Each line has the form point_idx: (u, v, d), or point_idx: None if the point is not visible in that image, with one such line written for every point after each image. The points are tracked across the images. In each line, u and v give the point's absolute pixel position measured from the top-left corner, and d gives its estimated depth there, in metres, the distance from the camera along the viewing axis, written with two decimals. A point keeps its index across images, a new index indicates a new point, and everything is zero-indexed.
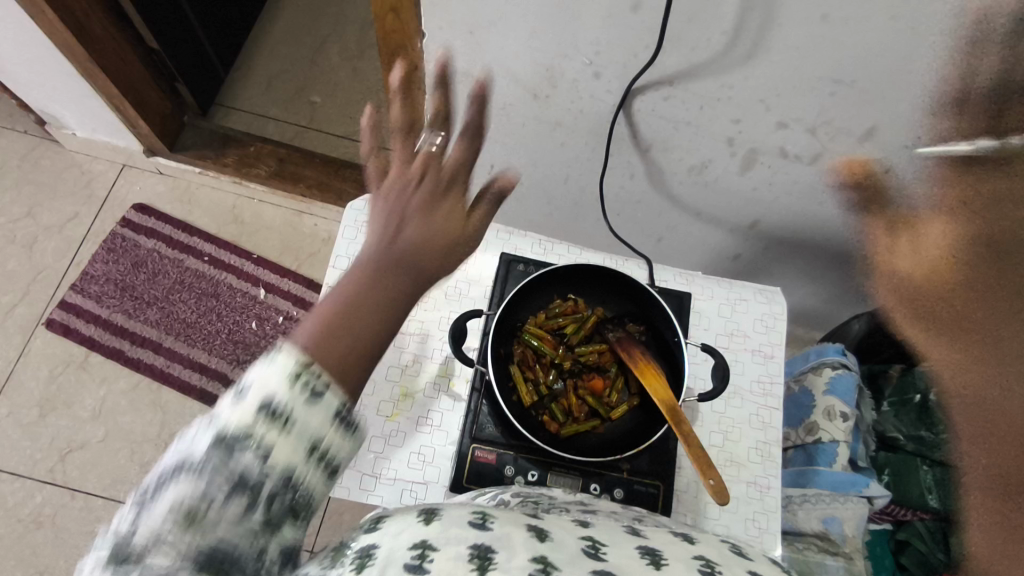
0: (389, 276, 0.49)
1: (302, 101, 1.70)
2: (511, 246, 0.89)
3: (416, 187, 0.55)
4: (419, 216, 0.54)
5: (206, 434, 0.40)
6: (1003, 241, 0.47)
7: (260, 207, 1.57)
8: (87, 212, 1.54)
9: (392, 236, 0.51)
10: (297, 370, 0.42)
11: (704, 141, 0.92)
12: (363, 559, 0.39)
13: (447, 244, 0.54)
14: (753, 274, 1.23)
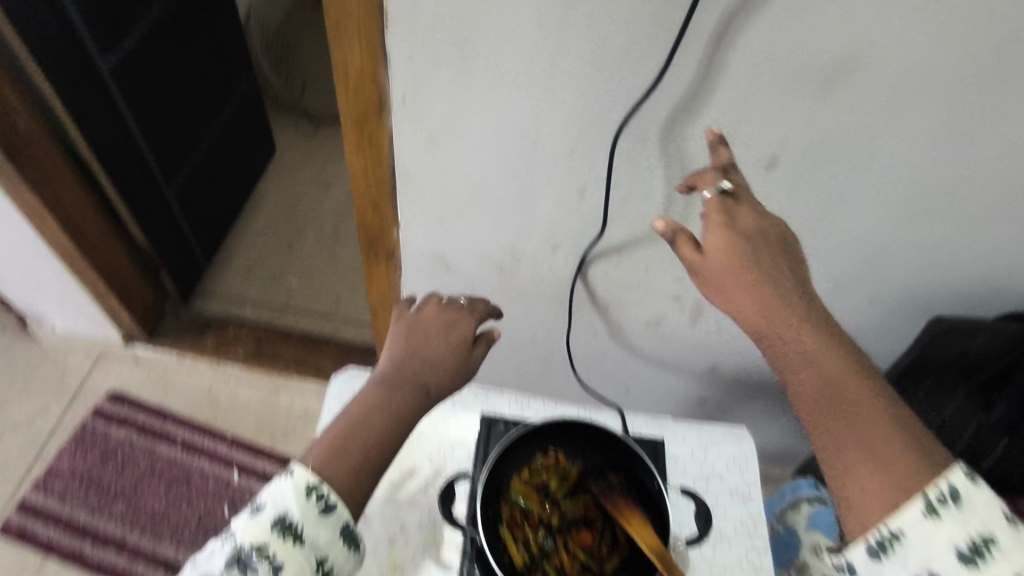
0: (406, 387, 0.66)
1: (280, 285, 1.80)
2: (489, 405, 0.93)
3: (432, 321, 0.73)
4: (433, 339, 0.71)
5: (226, 555, 0.55)
6: (747, 263, 0.62)
7: (236, 388, 1.59)
8: (58, 404, 1.53)
9: (402, 364, 0.68)
10: (307, 490, 0.57)
11: (656, 298, 1.02)
12: None
13: (448, 369, 0.69)
14: (721, 415, 1.29)
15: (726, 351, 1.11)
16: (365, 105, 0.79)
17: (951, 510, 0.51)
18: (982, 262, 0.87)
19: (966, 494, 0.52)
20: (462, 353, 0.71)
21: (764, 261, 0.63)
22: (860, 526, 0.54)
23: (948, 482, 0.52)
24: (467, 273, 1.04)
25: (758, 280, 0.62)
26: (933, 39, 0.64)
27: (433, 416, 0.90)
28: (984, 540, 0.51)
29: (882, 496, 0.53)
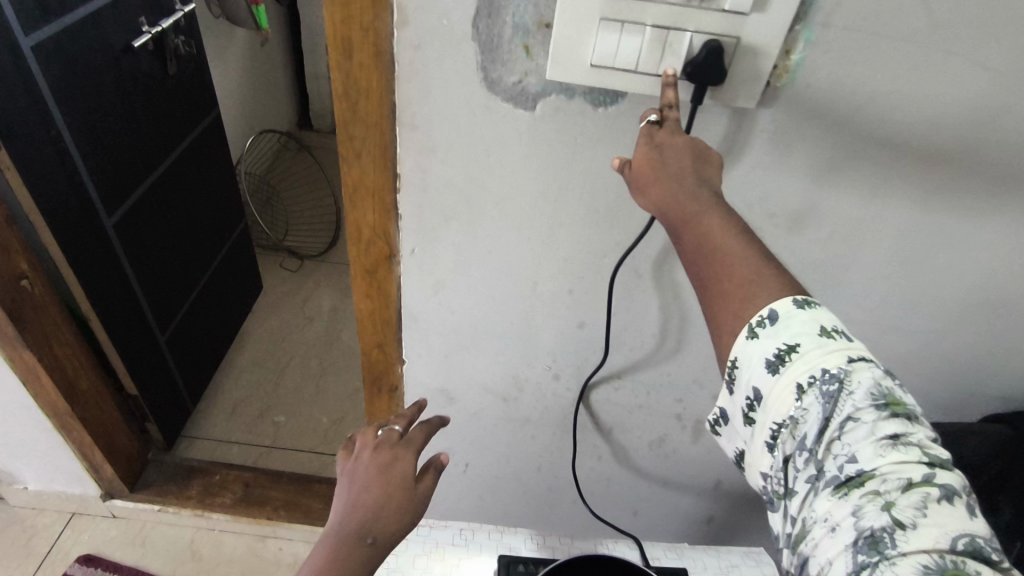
0: (352, 541, 0.61)
1: (267, 423, 1.76)
2: (507, 546, 0.92)
3: (375, 457, 0.68)
4: (373, 482, 0.65)
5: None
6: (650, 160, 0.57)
7: (220, 537, 1.50)
8: (22, 572, 1.41)
9: (348, 514, 0.63)
10: None
11: (657, 419, 1.04)
12: None
13: (393, 511, 0.64)
14: (731, 532, 1.26)
15: (729, 467, 1.12)
16: (375, 255, 0.84)
17: (768, 329, 0.54)
18: (960, 367, 0.92)
19: (784, 314, 0.53)
20: (406, 492, 0.66)
21: (679, 169, 0.57)
22: (719, 355, 0.59)
23: (769, 307, 0.54)
24: (470, 405, 1.05)
25: (668, 185, 0.56)
26: (884, 191, 0.72)
27: (448, 561, 0.89)
28: (791, 349, 0.53)
29: (731, 325, 0.56)
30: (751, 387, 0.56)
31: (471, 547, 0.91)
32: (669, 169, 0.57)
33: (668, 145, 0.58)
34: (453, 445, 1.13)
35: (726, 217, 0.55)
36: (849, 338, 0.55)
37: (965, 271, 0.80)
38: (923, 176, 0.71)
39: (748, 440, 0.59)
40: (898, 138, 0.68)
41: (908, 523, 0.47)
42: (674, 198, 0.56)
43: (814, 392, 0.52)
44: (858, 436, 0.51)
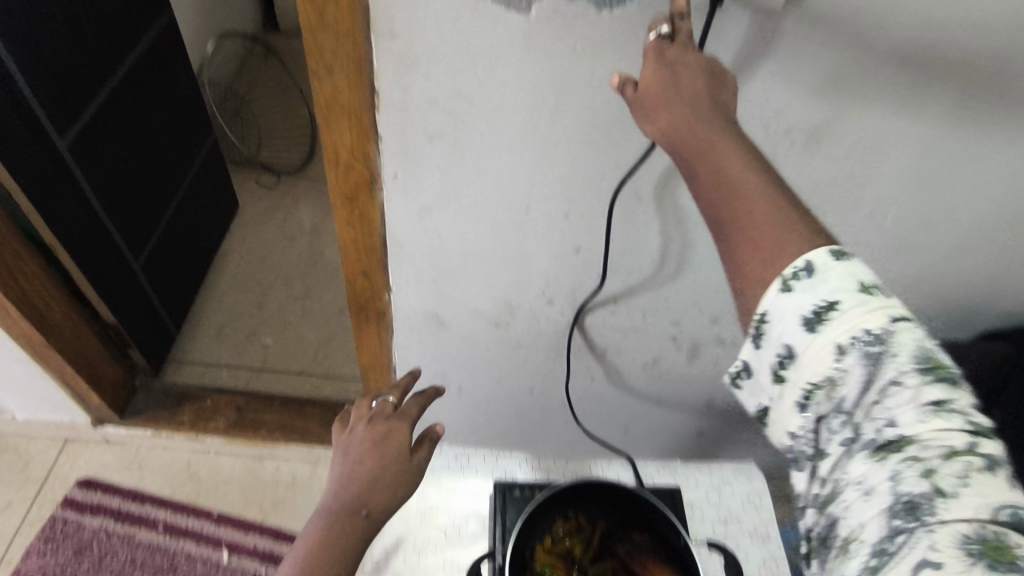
0: (348, 511, 0.67)
1: (254, 345, 1.74)
2: (501, 469, 0.93)
3: (369, 431, 0.73)
4: (367, 457, 0.70)
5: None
6: (660, 80, 0.52)
7: (218, 460, 1.51)
8: (21, 497, 1.43)
9: (343, 486, 0.68)
10: None
11: (652, 341, 1.03)
12: None
13: (386, 481, 0.70)
14: (720, 445, 1.29)
15: (721, 385, 1.12)
16: (355, 181, 0.78)
17: (803, 282, 0.50)
18: (957, 286, 0.90)
19: (823, 268, 0.49)
20: (399, 465, 0.71)
21: (692, 92, 0.52)
22: (743, 313, 0.54)
23: (804, 259, 0.50)
24: (462, 331, 1.03)
25: (679, 110, 0.51)
26: (911, 102, 0.66)
27: (443, 486, 0.89)
28: (830, 306, 0.50)
29: (759, 273, 0.51)
30: (782, 344, 0.52)
31: (466, 471, 0.91)
32: (678, 92, 0.51)
33: (679, 62, 0.52)
34: (446, 369, 1.12)
35: (742, 146, 0.51)
36: (886, 293, 0.51)
37: (981, 185, 0.75)
38: (953, 86, 0.65)
39: (774, 397, 0.55)
40: (932, 40, 0.61)
41: (950, 491, 0.45)
42: (685, 119, 0.51)
43: (854, 353, 0.49)
44: (899, 399, 0.48)
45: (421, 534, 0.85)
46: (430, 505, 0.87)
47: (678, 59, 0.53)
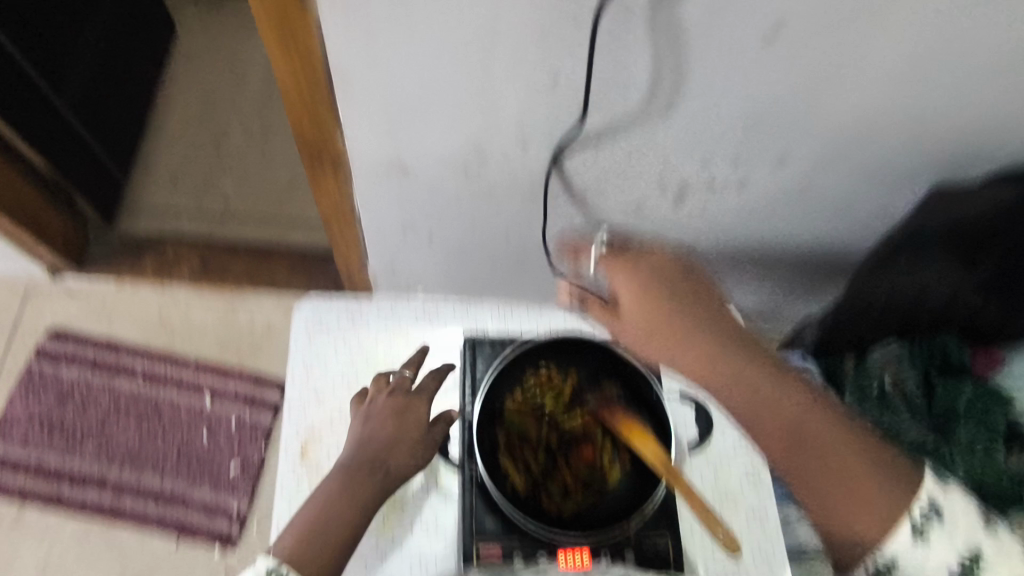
0: (363, 472, 0.69)
1: (215, 191, 1.62)
2: (472, 321, 0.87)
3: (385, 402, 0.74)
4: (385, 425, 0.72)
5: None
6: (677, 329, 0.69)
7: (189, 310, 1.47)
8: None
9: (360, 448, 0.71)
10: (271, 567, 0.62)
11: (637, 185, 0.94)
12: None
13: (397, 446, 0.71)
14: None
15: (708, 231, 1.05)
16: None
17: (937, 529, 0.58)
18: (973, 116, 0.81)
19: (948, 506, 0.59)
20: (419, 434, 0.73)
21: (692, 323, 0.70)
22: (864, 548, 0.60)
23: (927, 496, 0.59)
24: (428, 178, 0.93)
25: (682, 330, 0.69)
26: None
27: (411, 340, 0.85)
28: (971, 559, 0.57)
29: (831, 478, 0.63)
30: None
31: (435, 324, 0.87)
32: (663, 298, 0.71)
33: (650, 280, 0.73)
34: (413, 216, 1.03)
35: (779, 383, 0.67)
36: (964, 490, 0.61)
37: None
38: None
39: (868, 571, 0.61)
40: None
41: None
42: (709, 356, 0.68)
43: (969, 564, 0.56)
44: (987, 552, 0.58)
45: None
46: (398, 358, 0.84)
47: (679, 320, 0.70)
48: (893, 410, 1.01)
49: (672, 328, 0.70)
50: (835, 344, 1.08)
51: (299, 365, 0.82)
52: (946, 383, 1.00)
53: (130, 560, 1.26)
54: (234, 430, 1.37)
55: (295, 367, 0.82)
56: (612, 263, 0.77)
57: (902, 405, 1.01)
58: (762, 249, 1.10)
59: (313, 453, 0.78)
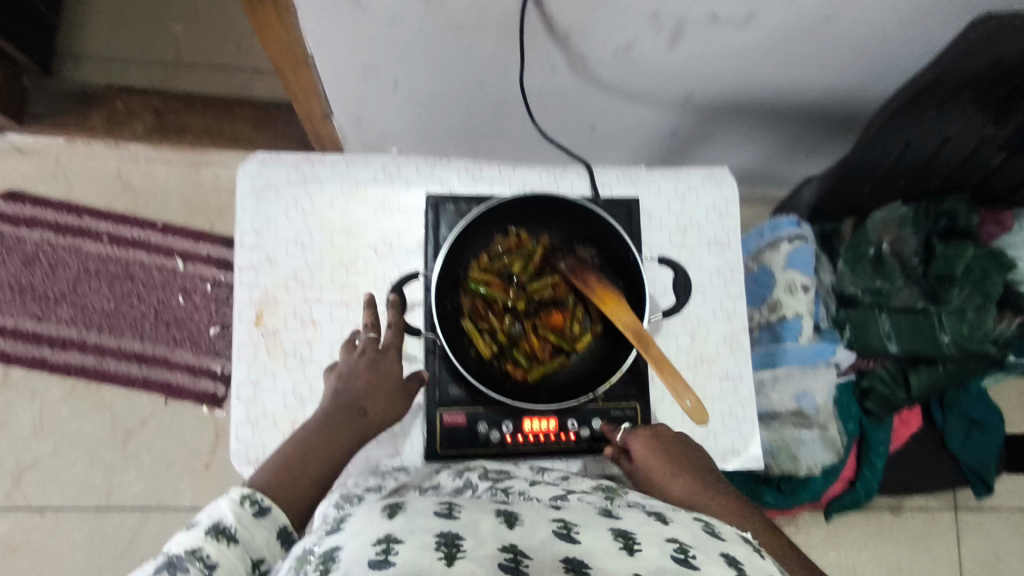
0: (346, 416, 0.64)
1: (162, 34, 1.44)
2: (437, 181, 0.79)
3: (360, 357, 0.67)
4: (359, 376, 0.66)
5: (155, 563, 0.52)
6: (666, 450, 0.65)
7: (149, 168, 1.38)
8: None
9: (339, 395, 0.65)
10: (242, 497, 0.57)
11: (629, 19, 0.80)
12: (328, 562, 0.43)
13: (378, 396, 0.66)
14: (693, 147, 1.15)
15: (708, 77, 0.93)
16: None
17: None
18: None
19: None
20: (394, 384, 0.67)
21: (698, 465, 0.65)
22: None
23: None
24: (384, 11, 0.79)
25: (691, 481, 0.63)
26: None
27: (370, 201, 0.77)
28: None
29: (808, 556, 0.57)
30: None
31: (397, 185, 0.78)
32: (673, 448, 0.66)
33: (669, 441, 0.67)
34: (373, 58, 0.90)
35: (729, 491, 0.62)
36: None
37: None
38: None
39: None
40: None
41: None
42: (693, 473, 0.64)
43: None
44: None
45: (347, 252, 0.76)
46: (356, 221, 0.77)
47: (670, 444, 0.66)
48: (888, 273, 0.97)
49: (673, 450, 0.66)
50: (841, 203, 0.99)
51: (248, 229, 0.75)
52: (951, 245, 0.92)
53: (122, 419, 1.29)
54: (210, 293, 1.35)
55: (244, 231, 0.75)
56: (635, 439, 0.67)
57: (898, 269, 0.96)
58: (770, 96, 0.97)
59: (269, 320, 0.74)
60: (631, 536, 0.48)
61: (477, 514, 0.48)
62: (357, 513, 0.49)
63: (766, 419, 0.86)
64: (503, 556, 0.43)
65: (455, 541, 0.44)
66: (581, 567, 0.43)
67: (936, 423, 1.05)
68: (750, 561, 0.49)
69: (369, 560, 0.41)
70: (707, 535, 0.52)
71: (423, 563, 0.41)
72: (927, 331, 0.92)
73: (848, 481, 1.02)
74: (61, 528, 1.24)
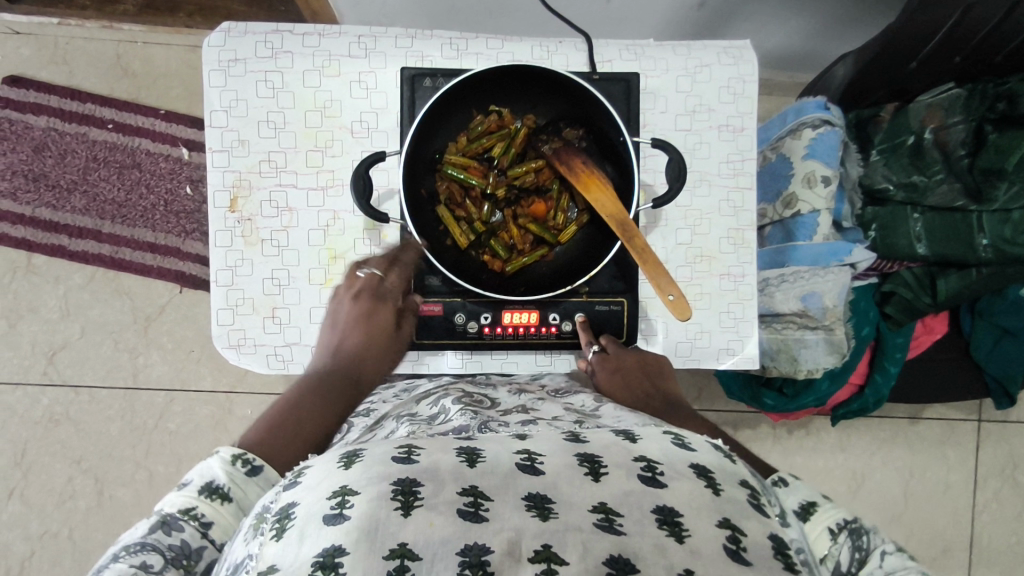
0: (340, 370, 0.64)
1: None
2: (416, 55, 0.71)
3: (354, 300, 0.66)
4: (356, 328, 0.66)
5: (148, 522, 0.47)
6: (642, 371, 0.67)
7: (149, 51, 1.27)
8: None
9: (337, 346, 0.66)
10: (233, 457, 0.53)
11: None
12: (284, 521, 0.40)
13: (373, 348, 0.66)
14: (727, 18, 0.99)
15: None
16: None
17: None
18: None
19: None
20: (388, 338, 0.67)
21: (668, 386, 0.67)
22: None
23: None
24: None
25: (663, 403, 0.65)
26: None
27: (345, 78, 0.71)
28: None
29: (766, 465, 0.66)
30: None
31: (373, 59, 0.71)
32: (645, 370, 0.67)
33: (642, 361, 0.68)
34: None
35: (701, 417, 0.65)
36: None
37: None
38: None
39: None
40: None
41: None
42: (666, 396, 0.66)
43: None
44: None
45: (322, 134, 0.71)
46: (330, 99, 0.71)
47: (643, 364, 0.68)
48: (926, 164, 0.86)
49: (647, 367, 0.68)
50: (863, 94, 0.88)
51: (217, 108, 0.70)
52: (1009, 135, 0.82)
53: (143, 307, 1.26)
54: None
55: (214, 111, 0.70)
56: (604, 368, 0.66)
57: (939, 160, 0.85)
58: None
59: (243, 205, 0.71)
60: (597, 461, 0.44)
61: (437, 454, 0.43)
62: (313, 462, 0.44)
63: (768, 319, 0.81)
64: (463, 500, 0.39)
65: (413, 489, 0.40)
66: (543, 505, 0.40)
67: (963, 332, 1.00)
68: (722, 470, 0.46)
69: (324, 517, 0.38)
70: (677, 446, 0.47)
71: (379, 516, 0.38)
72: (963, 232, 0.84)
73: (856, 386, 0.98)
74: (96, 404, 1.25)
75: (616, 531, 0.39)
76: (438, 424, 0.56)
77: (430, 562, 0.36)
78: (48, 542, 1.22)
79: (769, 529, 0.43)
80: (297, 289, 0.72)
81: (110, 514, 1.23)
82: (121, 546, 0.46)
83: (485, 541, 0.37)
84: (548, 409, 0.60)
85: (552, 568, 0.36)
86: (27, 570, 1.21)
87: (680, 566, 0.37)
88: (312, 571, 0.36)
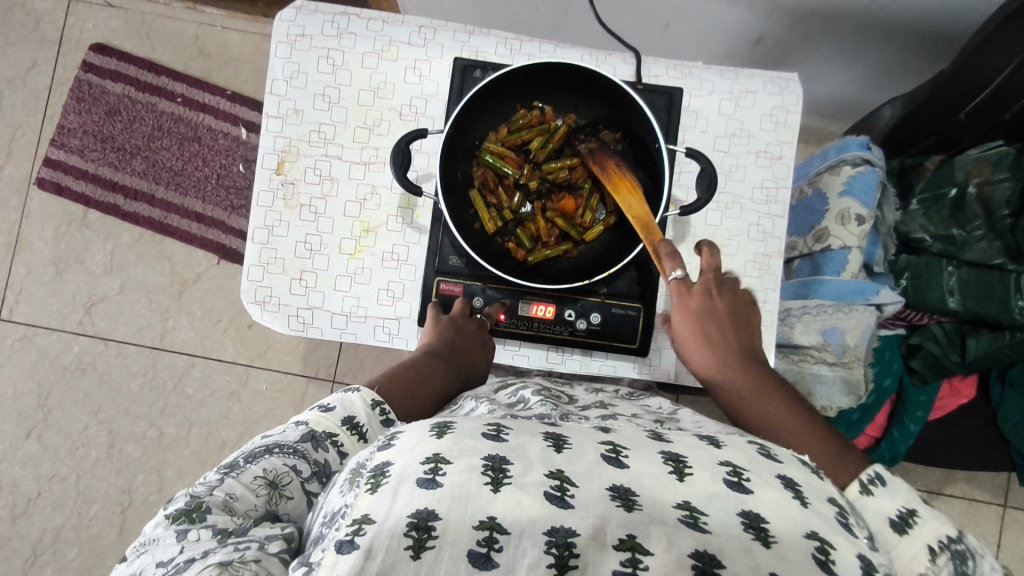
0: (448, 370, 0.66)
1: None
2: (471, 49, 0.75)
3: (469, 320, 0.70)
4: (472, 341, 0.69)
5: (299, 431, 0.51)
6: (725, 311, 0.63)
7: (225, 35, 1.32)
8: (46, 58, 1.31)
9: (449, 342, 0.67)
10: (373, 401, 0.57)
11: None
12: (377, 478, 0.40)
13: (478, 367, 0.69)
14: (782, 60, 0.97)
15: None
16: None
17: None
18: None
19: None
20: (485, 362, 0.71)
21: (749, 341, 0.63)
22: None
23: None
24: None
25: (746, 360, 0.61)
26: None
27: (400, 65, 0.75)
28: None
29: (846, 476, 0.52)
30: None
31: (431, 49, 0.75)
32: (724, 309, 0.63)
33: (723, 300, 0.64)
34: None
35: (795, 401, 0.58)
36: None
37: None
38: None
39: None
40: None
41: None
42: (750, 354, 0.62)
43: None
44: None
45: (372, 113, 0.75)
46: (384, 81, 0.75)
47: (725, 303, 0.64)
48: (966, 220, 0.86)
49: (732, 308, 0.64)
50: (909, 139, 0.88)
51: (278, 77, 0.75)
52: None
53: (182, 272, 1.29)
54: None
55: (275, 79, 0.75)
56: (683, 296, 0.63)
57: (980, 217, 0.85)
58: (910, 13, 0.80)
59: (289, 169, 0.74)
60: (682, 460, 0.43)
61: (524, 437, 0.43)
62: (404, 427, 0.44)
63: (785, 350, 0.80)
64: (550, 483, 0.39)
65: (503, 466, 0.40)
66: (627, 496, 0.40)
67: (991, 401, 0.95)
68: (809, 482, 0.44)
69: (417, 480, 0.39)
70: (763, 457, 0.45)
71: (469, 488, 0.38)
72: (998, 292, 0.83)
73: (872, 439, 0.95)
74: (123, 358, 1.28)
75: (701, 529, 0.38)
76: (517, 409, 0.55)
77: (518, 537, 0.37)
78: (55, 485, 1.24)
79: (857, 548, 0.40)
80: (327, 256, 0.74)
81: (118, 466, 1.25)
82: (276, 444, 0.50)
83: (572, 525, 0.38)
84: (626, 407, 0.57)
85: (637, 557, 0.37)
86: (30, 511, 1.23)
87: (766, 569, 0.37)
88: (405, 530, 0.36)
